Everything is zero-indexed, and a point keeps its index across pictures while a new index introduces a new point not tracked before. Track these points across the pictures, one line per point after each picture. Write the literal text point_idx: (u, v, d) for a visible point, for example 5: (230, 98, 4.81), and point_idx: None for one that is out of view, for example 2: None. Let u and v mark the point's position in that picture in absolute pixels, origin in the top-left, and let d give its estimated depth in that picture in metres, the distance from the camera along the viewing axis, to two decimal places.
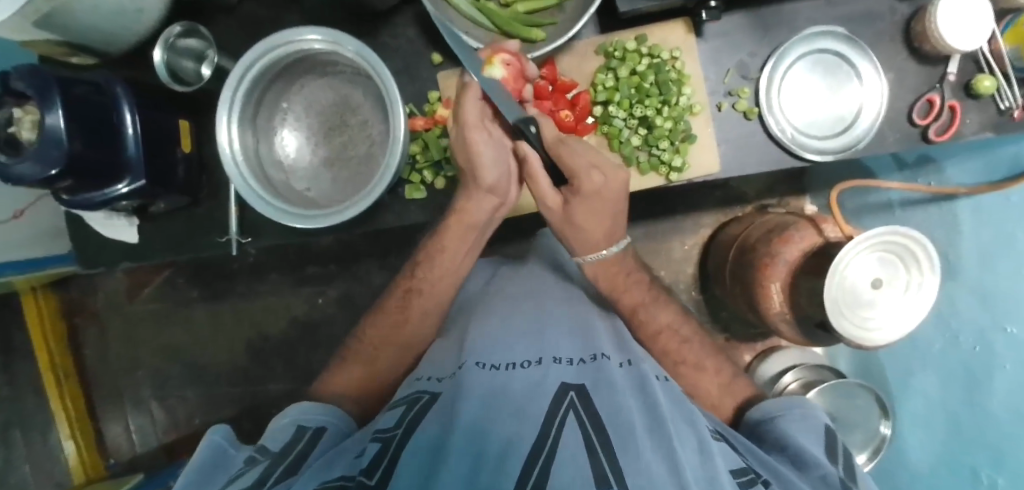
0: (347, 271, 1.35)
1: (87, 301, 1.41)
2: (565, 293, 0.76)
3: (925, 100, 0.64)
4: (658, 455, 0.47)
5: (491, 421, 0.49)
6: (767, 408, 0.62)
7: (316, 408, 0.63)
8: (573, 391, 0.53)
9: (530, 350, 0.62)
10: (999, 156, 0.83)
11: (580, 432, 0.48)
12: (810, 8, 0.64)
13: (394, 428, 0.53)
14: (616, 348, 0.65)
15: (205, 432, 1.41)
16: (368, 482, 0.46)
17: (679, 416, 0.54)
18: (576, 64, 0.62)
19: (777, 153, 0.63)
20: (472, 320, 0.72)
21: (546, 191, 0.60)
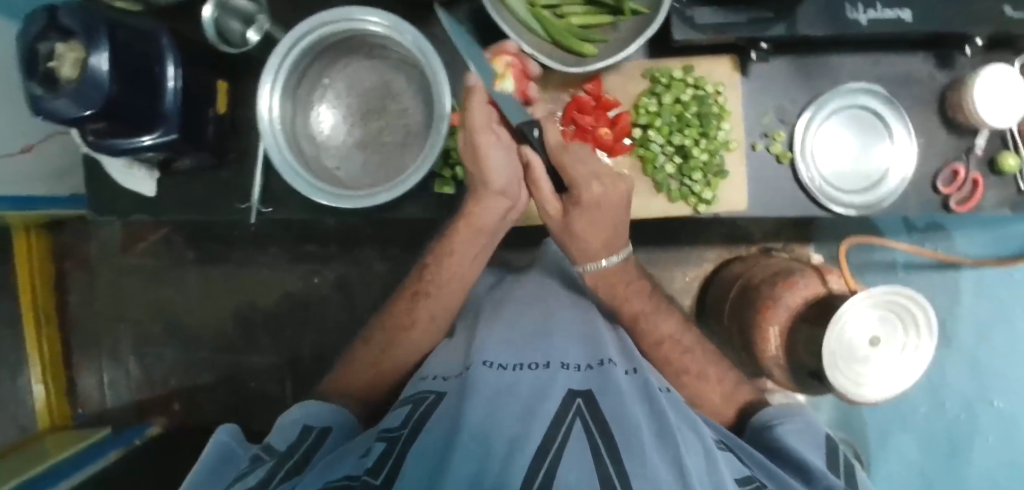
0: (348, 254, 1.34)
1: (79, 247, 1.38)
2: (574, 300, 0.75)
3: (950, 170, 0.66)
4: (665, 461, 0.49)
5: (496, 423, 0.51)
6: (773, 413, 0.63)
7: (319, 408, 0.65)
8: (581, 397, 0.55)
9: (538, 354, 0.63)
10: (1010, 234, 0.91)
11: (586, 436, 0.50)
12: (853, 64, 0.65)
13: (400, 428, 0.55)
14: (622, 356, 0.66)
15: (180, 394, 1.39)
16: (374, 482, 0.48)
17: (684, 423, 0.56)
18: (621, 84, 0.63)
19: (803, 201, 0.64)
20: (480, 320, 0.73)
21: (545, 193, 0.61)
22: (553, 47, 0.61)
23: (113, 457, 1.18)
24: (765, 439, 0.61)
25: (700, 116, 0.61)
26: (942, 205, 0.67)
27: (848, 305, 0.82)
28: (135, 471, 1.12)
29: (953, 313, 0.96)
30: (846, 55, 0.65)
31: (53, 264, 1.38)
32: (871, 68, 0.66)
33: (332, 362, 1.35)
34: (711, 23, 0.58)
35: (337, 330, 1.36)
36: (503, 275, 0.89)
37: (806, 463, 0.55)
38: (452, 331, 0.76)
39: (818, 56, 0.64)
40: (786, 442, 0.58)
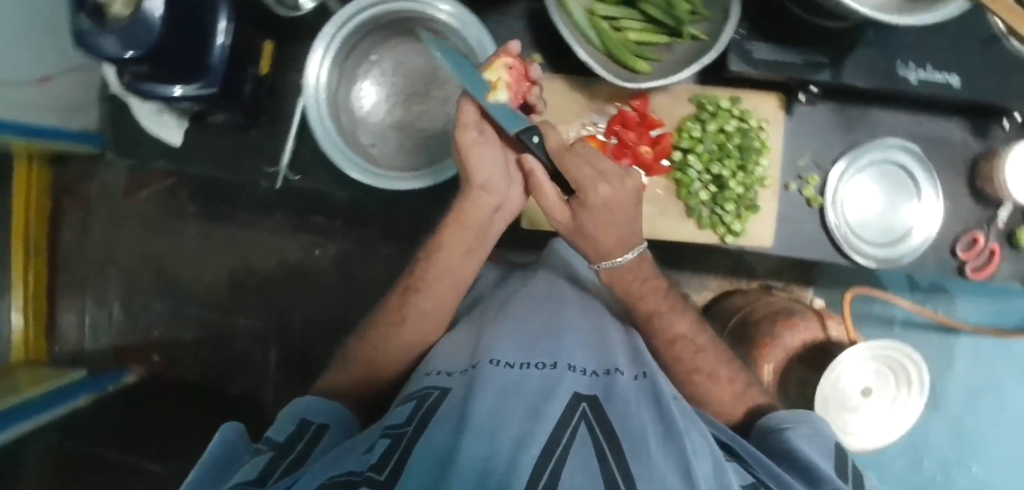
0: (353, 231, 1.32)
1: (81, 184, 1.36)
2: (582, 303, 0.73)
3: (970, 237, 0.67)
4: (669, 464, 0.48)
5: (503, 422, 0.49)
6: (781, 416, 0.61)
7: (319, 403, 0.61)
8: (586, 401, 0.53)
9: (546, 354, 0.61)
10: (1014, 307, 0.95)
11: (591, 440, 0.49)
12: (895, 120, 0.66)
13: (405, 425, 0.52)
14: (630, 361, 0.65)
15: (162, 346, 1.37)
16: (378, 478, 0.44)
17: (690, 425, 0.55)
18: (668, 105, 0.63)
19: (825, 246, 0.65)
20: (488, 318, 0.71)
21: (550, 199, 0.56)
22: (607, 59, 0.61)
23: (83, 401, 1.15)
24: (769, 441, 0.59)
25: (741, 148, 0.61)
26: (958, 269, 0.68)
27: (845, 354, 0.83)
28: (107, 419, 1.09)
29: (943, 375, 0.97)
30: (887, 110, 0.65)
31: (51, 197, 1.35)
32: (911, 127, 0.67)
33: (320, 335, 1.34)
34: (766, 59, 0.58)
35: (330, 305, 1.34)
36: (510, 273, 0.87)
37: (812, 466, 0.53)
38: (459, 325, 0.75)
39: (861, 107, 0.65)
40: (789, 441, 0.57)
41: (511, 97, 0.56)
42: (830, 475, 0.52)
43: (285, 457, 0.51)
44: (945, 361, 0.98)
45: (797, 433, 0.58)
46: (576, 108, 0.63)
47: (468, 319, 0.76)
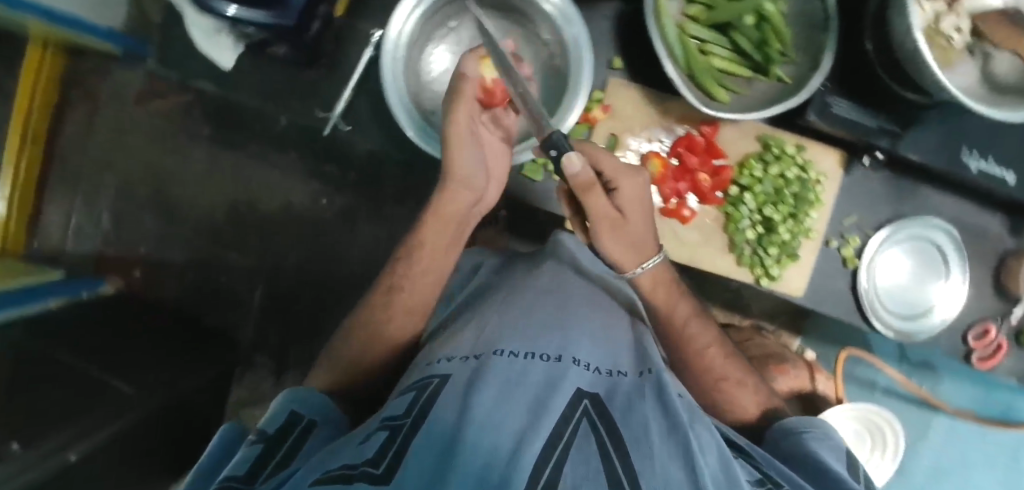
0: (364, 187, 1.28)
1: (93, 81, 1.30)
2: (592, 295, 0.71)
3: (982, 327, 0.69)
4: (672, 462, 0.46)
5: (503, 418, 0.46)
6: (793, 421, 0.62)
7: (310, 395, 0.57)
8: (588, 398, 0.51)
9: (552, 345, 0.58)
10: (993, 398, 0.99)
11: (593, 437, 0.46)
12: (942, 202, 0.67)
13: (403, 416, 0.48)
14: (634, 360, 0.63)
15: (145, 263, 1.32)
16: (374, 473, 0.40)
17: (696, 421, 0.53)
18: (735, 138, 0.63)
19: (849, 308, 0.67)
20: (490, 305, 0.67)
21: (599, 206, 0.53)
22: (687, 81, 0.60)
23: (55, 304, 1.11)
24: (783, 444, 0.60)
25: (796, 197, 0.62)
26: (964, 355, 0.70)
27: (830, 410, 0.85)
28: (80, 327, 1.06)
29: (913, 448, 1.01)
30: (937, 190, 0.67)
31: (58, 87, 1.29)
32: (956, 210, 0.68)
33: (311, 286, 1.31)
34: (842, 116, 0.59)
35: (327, 257, 1.31)
36: (512, 260, 0.81)
37: (825, 468, 0.53)
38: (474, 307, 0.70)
39: (914, 182, 0.66)
40: (804, 447, 0.57)
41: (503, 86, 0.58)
42: (842, 475, 0.53)
43: (271, 456, 0.48)
44: (917, 434, 1.01)
45: (815, 440, 0.58)
46: (646, 120, 0.63)
47: (473, 304, 0.71)
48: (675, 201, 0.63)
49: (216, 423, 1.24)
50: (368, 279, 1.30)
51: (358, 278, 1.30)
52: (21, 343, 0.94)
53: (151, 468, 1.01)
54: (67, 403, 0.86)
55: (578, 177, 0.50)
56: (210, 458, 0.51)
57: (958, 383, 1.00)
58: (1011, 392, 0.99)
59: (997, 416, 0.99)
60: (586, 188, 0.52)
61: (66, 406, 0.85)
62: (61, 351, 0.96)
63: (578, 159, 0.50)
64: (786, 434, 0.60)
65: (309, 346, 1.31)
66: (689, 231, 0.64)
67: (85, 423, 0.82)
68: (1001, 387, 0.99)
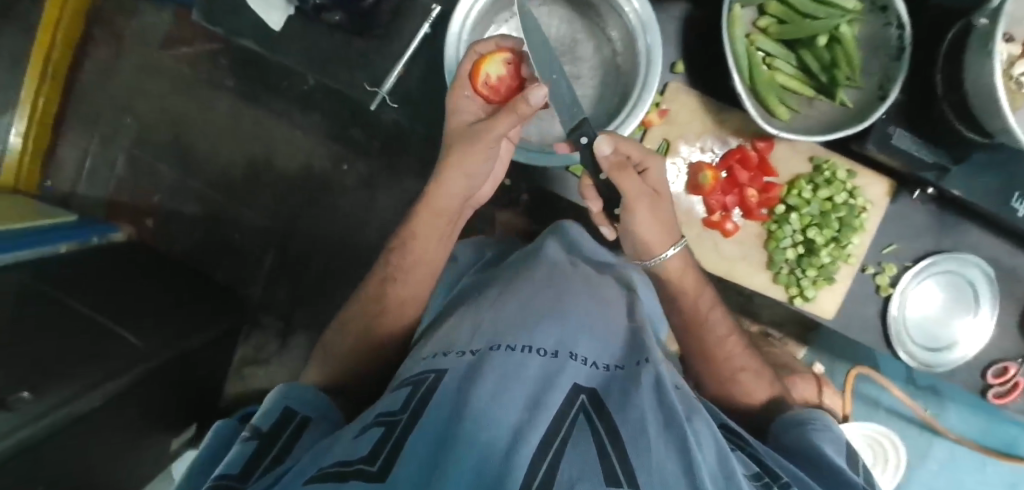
0: (387, 156, 1.26)
1: (119, 21, 1.27)
2: (588, 285, 0.66)
3: (1002, 365, 0.70)
4: (669, 456, 0.42)
5: (500, 414, 0.42)
6: (801, 416, 0.62)
7: (305, 391, 0.57)
8: (585, 394, 0.47)
9: (546, 335, 0.53)
10: (993, 430, 1.01)
11: (592, 432, 0.43)
12: (982, 239, 0.67)
13: (400, 412, 0.45)
14: (631, 347, 0.57)
15: (158, 212, 1.31)
16: (369, 470, 0.38)
17: (696, 413, 0.50)
18: (788, 157, 0.63)
19: (876, 334, 0.67)
20: (485, 299, 0.63)
21: (636, 185, 0.55)
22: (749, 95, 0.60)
23: (64, 249, 1.10)
24: (789, 438, 0.60)
25: (841, 222, 0.62)
26: (981, 390, 0.71)
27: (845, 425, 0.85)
28: (89, 274, 1.05)
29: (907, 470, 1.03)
30: (979, 227, 0.66)
31: (82, 24, 1.26)
32: (996, 248, 0.68)
33: (324, 250, 1.30)
34: (901, 148, 0.58)
35: (344, 223, 1.29)
36: (513, 254, 0.78)
37: (826, 461, 0.53)
38: (482, 294, 0.67)
39: (959, 217, 0.65)
40: (806, 441, 0.57)
41: (505, 78, 0.60)
42: (843, 469, 0.52)
43: (266, 453, 0.47)
44: (914, 456, 1.03)
45: (822, 434, 0.58)
46: (702, 128, 0.62)
47: (472, 297, 0.68)
48: (720, 213, 0.63)
49: (218, 379, 1.24)
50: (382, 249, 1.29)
51: (373, 246, 1.29)
52: (33, 286, 0.93)
53: (153, 419, 1.01)
54: (77, 350, 0.86)
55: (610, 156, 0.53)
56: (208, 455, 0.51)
57: (962, 411, 1.02)
58: (1015, 425, 1.00)
59: (999, 447, 1.00)
60: (618, 168, 0.54)
61: (77, 354, 0.86)
62: (73, 297, 0.96)
63: (605, 142, 0.53)
64: (792, 426, 0.61)
65: (317, 310, 1.30)
66: (730, 245, 0.64)
67: (95, 373, 0.82)
68: (1003, 420, 1.00)
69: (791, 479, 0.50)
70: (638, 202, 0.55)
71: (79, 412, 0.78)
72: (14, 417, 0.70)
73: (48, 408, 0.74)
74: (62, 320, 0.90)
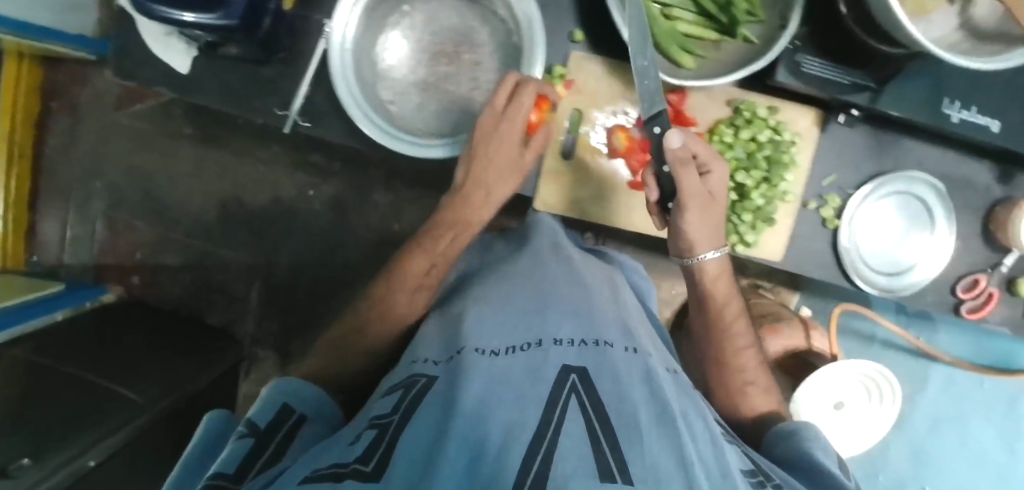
0: (351, 174, 1.25)
1: (74, 91, 1.30)
2: (574, 268, 0.63)
3: (972, 278, 0.69)
4: (665, 446, 0.40)
5: (489, 411, 0.40)
6: (788, 428, 0.65)
7: (302, 387, 0.57)
8: (576, 372, 0.45)
9: (527, 330, 0.51)
10: (989, 347, 0.98)
11: (583, 418, 0.41)
12: (927, 154, 0.65)
13: (391, 413, 0.45)
14: (617, 329, 0.54)
15: (142, 269, 1.33)
16: (364, 469, 0.38)
17: (689, 409, 0.48)
18: (704, 104, 0.61)
19: (833, 268, 0.65)
20: (469, 298, 0.61)
21: (693, 184, 0.55)
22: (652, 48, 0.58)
23: (61, 316, 1.14)
24: (780, 450, 0.63)
25: (769, 161, 0.60)
26: (953, 307, 0.69)
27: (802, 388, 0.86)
28: (79, 340, 1.08)
29: (913, 400, 1.00)
30: (919, 140, 0.64)
31: (40, 99, 1.29)
32: (943, 160, 0.66)
33: (306, 278, 1.30)
34: (815, 75, 0.56)
35: (320, 248, 1.29)
36: (492, 245, 0.75)
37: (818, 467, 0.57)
38: (458, 299, 0.64)
39: (897, 135, 0.63)
40: (796, 449, 0.61)
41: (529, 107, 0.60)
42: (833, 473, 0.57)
43: (259, 456, 0.47)
44: (918, 386, 1.00)
45: (812, 439, 0.61)
46: (609, 93, 0.66)
47: (448, 302, 0.65)
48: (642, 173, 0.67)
49: None
50: (360, 268, 1.28)
51: (352, 266, 1.28)
52: (30, 359, 0.97)
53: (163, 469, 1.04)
54: (70, 417, 0.88)
55: (678, 151, 0.53)
56: (197, 449, 0.52)
57: (952, 331, 0.99)
58: (1002, 339, 0.97)
59: (994, 365, 0.97)
60: (681, 163, 0.54)
61: (77, 417, 0.89)
62: (70, 364, 0.99)
63: (675, 135, 0.53)
64: (782, 439, 0.64)
65: (310, 338, 1.30)
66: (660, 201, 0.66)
67: (95, 433, 0.85)
68: (998, 335, 0.97)
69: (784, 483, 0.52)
70: (692, 197, 0.55)
71: (83, 470, 0.82)
72: (18, 482, 0.74)
73: (57, 464, 0.79)
74: (60, 387, 0.94)
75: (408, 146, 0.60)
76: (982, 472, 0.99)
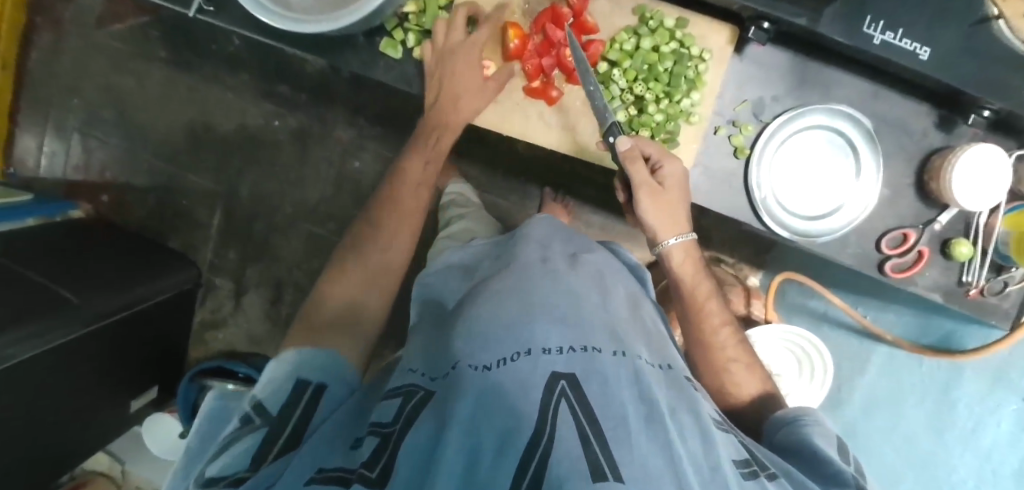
0: (316, 107, 1.26)
1: (54, 6, 1.28)
2: (579, 264, 0.60)
3: (901, 233, 0.64)
4: (653, 446, 0.39)
5: (484, 424, 0.39)
6: (795, 412, 0.58)
7: (314, 357, 0.54)
8: (565, 379, 0.42)
9: (513, 335, 0.46)
10: (936, 326, 0.95)
11: (573, 422, 0.39)
12: (853, 92, 0.62)
13: (392, 422, 0.44)
14: (605, 330, 0.49)
15: (113, 188, 1.34)
16: (368, 476, 0.38)
17: (680, 404, 0.46)
18: (607, 12, 0.61)
19: (743, 206, 0.63)
20: (471, 296, 0.57)
21: (645, 178, 0.59)
22: None
23: (33, 222, 1.15)
24: (781, 439, 0.56)
25: (671, 74, 0.60)
26: (879, 264, 0.66)
27: (753, 332, 0.85)
28: (50, 246, 1.09)
29: (852, 380, 1.03)
30: (845, 73, 0.62)
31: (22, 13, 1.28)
32: (873, 100, 0.63)
33: (267, 210, 1.31)
34: None
35: (282, 181, 1.29)
36: (482, 262, 0.68)
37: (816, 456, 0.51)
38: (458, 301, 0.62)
39: (820, 65, 0.61)
40: (800, 436, 0.54)
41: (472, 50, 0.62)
42: (835, 464, 0.49)
43: (276, 441, 0.46)
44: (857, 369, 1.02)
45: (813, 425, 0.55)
46: None
47: (451, 309, 0.60)
48: (542, 80, 0.64)
49: (180, 343, 1.29)
50: (321, 205, 1.29)
51: (312, 202, 1.29)
52: None
53: (105, 378, 1.05)
54: (22, 309, 0.89)
55: (627, 151, 0.59)
56: (200, 432, 0.53)
57: (901, 311, 0.98)
58: (951, 318, 0.94)
59: (936, 345, 0.95)
60: (631, 161, 0.59)
61: (27, 310, 0.89)
62: (37, 271, 0.99)
63: (623, 140, 0.59)
64: (782, 426, 0.57)
65: (267, 269, 1.32)
66: (556, 113, 0.65)
67: (28, 327, 0.85)
68: (946, 315, 0.94)
69: (778, 471, 0.47)
70: (645, 190, 0.59)
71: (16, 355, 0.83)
72: None
73: None
74: (24, 288, 0.94)
75: (281, 21, 0.55)
76: (911, 455, 1.01)
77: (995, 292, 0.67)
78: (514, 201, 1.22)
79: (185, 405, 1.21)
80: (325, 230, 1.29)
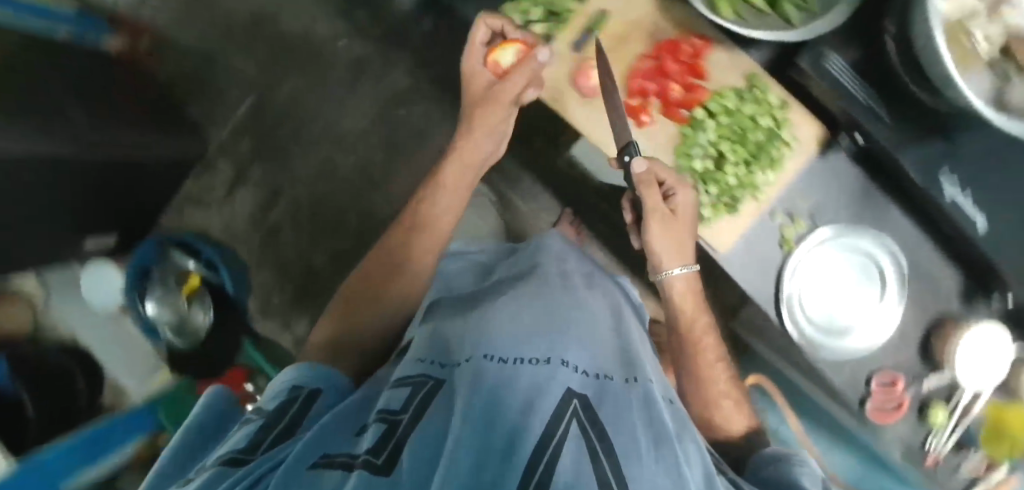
0: (386, 45, 1.25)
1: None
2: (604, 306, 0.62)
3: (892, 378, 0.66)
4: (660, 469, 0.38)
5: (494, 419, 0.37)
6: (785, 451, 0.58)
7: (313, 369, 0.57)
8: (578, 399, 0.41)
9: (540, 346, 0.48)
10: (876, 479, 1.00)
11: (580, 437, 0.37)
12: (900, 231, 0.66)
13: (401, 412, 0.44)
14: (617, 361, 0.51)
15: (153, 38, 1.30)
16: (375, 462, 0.38)
17: (684, 433, 0.46)
18: (725, 66, 0.65)
19: (769, 290, 0.65)
20: (493, 304, 0.59)
21: (655, 201, 0.62)
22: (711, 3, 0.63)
23: (61, 35, 1.12)
24: (765, 473, 0.57)
25: (759, 147, 0.64)
26: (862, 398, 0.67)
27: None
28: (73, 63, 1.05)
29: None
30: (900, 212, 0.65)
31: None
32: (915, 243, 0.66)
33: (297, 120, 1.28)
34: (834, 75, 0.58)
35: (323, 99, 1.28)
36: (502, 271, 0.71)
37: None
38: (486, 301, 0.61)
39: (886, 197, 0.65)
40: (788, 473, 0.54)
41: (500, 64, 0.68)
42: None
43: (272, 430, 0.47)
44: None
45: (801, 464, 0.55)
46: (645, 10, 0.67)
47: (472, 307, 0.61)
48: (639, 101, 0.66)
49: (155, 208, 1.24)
50: (351, 137, 1.27)
51: (344, 131, 1.27)
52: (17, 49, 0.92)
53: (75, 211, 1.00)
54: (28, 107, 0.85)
55: (642, 174, 0.62)
56: (190, 440, 0.52)
57: (849, 455, 1.02)
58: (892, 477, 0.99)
59: None
60: (648, 185, 0.62)
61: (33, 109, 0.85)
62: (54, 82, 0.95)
63: (641, 160, 0.62)
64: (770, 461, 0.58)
65: (271, 176, 1.29)
66: (642, 136, 0.66)
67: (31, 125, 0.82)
68: (889, 473, 0.99)
69: None
70: (652, 215, 0.62)
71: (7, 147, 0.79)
72: None
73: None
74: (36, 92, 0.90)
75: None
76: None
77: (950, 466, 0.70)
78: (533, 209, 1.23)
79: (138, 263, 1.13)
80: (344, 161, 1.28)
